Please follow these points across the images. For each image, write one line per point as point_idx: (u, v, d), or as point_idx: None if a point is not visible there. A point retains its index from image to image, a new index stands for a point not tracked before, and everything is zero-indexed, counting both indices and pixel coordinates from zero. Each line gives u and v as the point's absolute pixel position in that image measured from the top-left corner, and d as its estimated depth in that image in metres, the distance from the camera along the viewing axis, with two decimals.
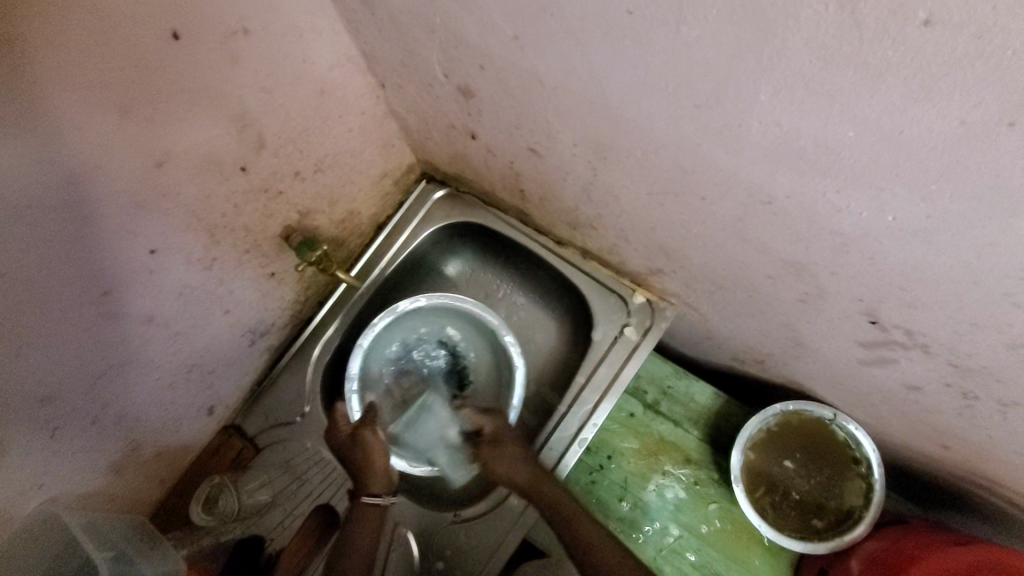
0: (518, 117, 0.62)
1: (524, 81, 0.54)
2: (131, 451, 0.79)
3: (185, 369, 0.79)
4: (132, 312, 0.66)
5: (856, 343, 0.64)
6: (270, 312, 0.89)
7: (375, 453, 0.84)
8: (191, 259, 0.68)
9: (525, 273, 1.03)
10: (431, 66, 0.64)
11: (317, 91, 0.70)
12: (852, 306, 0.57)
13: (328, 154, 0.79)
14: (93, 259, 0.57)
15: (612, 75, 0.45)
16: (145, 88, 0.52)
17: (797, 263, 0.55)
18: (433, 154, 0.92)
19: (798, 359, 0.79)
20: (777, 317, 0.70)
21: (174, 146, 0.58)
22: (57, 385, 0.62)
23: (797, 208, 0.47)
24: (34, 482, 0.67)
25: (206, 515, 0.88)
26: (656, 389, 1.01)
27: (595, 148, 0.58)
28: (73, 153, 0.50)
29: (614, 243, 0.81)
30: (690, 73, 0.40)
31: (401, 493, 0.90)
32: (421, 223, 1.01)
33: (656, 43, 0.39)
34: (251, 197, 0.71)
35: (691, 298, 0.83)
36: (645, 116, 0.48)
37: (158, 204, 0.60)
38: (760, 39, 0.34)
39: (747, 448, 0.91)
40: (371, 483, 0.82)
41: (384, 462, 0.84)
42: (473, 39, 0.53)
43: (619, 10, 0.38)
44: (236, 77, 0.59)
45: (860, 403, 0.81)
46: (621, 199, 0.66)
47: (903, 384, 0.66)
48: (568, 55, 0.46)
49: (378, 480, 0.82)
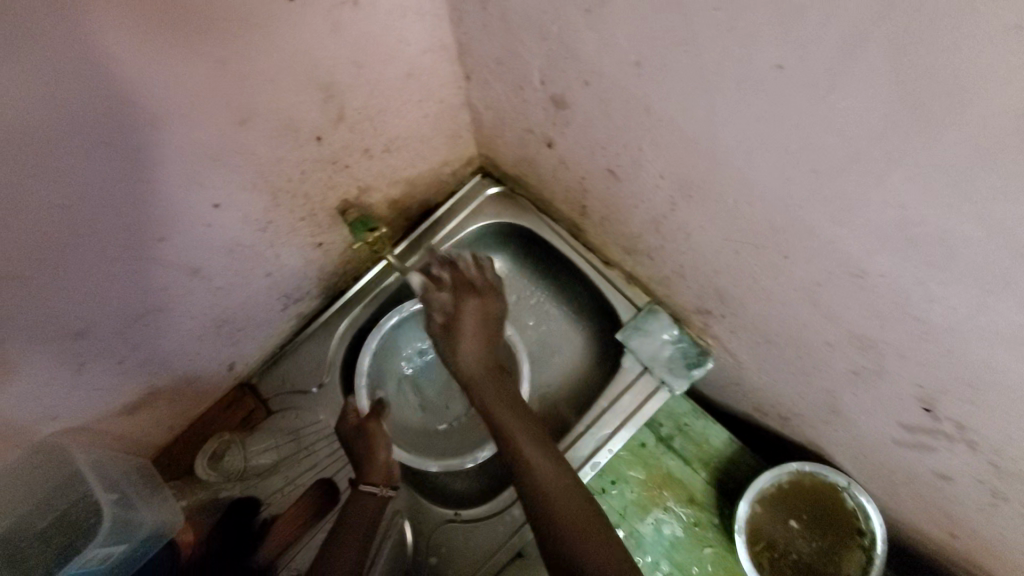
0: (608, 138, 0.61)
1: (629, 108, 0.54)
2: (148, 395, 0.78)
3: (217, 324, 0.78)
4: (182, 264, 0.64)
5: (899, 425, 0.62)
6: (309, 280, 0.89)
7: (378, 448, 0.83)
8: (249, 219, 0.67)
9: (562, 286, 1.02)
10: (529, 70, 0.63)
11: (407, 73, 0.69)
12: (908, 389, 0.56)
13: (400, 136, 0.78)
14: (157, 204, 0.56)
15: (733, 124, 0.44)
16: (248, 46, 0.50)
17: (864, 337, 0.54)
18: (499, 152, 0.92)
19: (828, 424, 0.78)
20: (821, 382, 0.69)
21: (262, 107, 0.57)
22: (95, 321, 0.61)
23: (889, 289, 0.45)
24: (50, 412, 0.65)
25: (209, 470, 0.88)
26: (673, 424, 1.02)
27: (682, 185, 0.58)
28: (161, 97, 0.48)
29: (668, 275, 0.81)
30: (822, 142, 0.39)
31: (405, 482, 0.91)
32: (469, 217, 1.00)
33: (796, 103, 0.38)
34: (321, 166, 0.70)
35: (730, 343, 0.82)
36: (752, 169, 0.46)
37: (233, 161, 0.59)
38: (914, 123, 0.32)
39: (754, 500, 0.91)
40: (373, 474, 0.82)
41: (388, 455, 0.83)
42: (587, 55, 0.52)
43: (767, 64, 0.37)
44: (336, 48, 0.58)
45: (878, 479, 0.80)
46: (693, 237, 0.65)
47: (933, 471, 0.64)
48: (690, 94, 0.45)
49: (380, 472, 0.81)
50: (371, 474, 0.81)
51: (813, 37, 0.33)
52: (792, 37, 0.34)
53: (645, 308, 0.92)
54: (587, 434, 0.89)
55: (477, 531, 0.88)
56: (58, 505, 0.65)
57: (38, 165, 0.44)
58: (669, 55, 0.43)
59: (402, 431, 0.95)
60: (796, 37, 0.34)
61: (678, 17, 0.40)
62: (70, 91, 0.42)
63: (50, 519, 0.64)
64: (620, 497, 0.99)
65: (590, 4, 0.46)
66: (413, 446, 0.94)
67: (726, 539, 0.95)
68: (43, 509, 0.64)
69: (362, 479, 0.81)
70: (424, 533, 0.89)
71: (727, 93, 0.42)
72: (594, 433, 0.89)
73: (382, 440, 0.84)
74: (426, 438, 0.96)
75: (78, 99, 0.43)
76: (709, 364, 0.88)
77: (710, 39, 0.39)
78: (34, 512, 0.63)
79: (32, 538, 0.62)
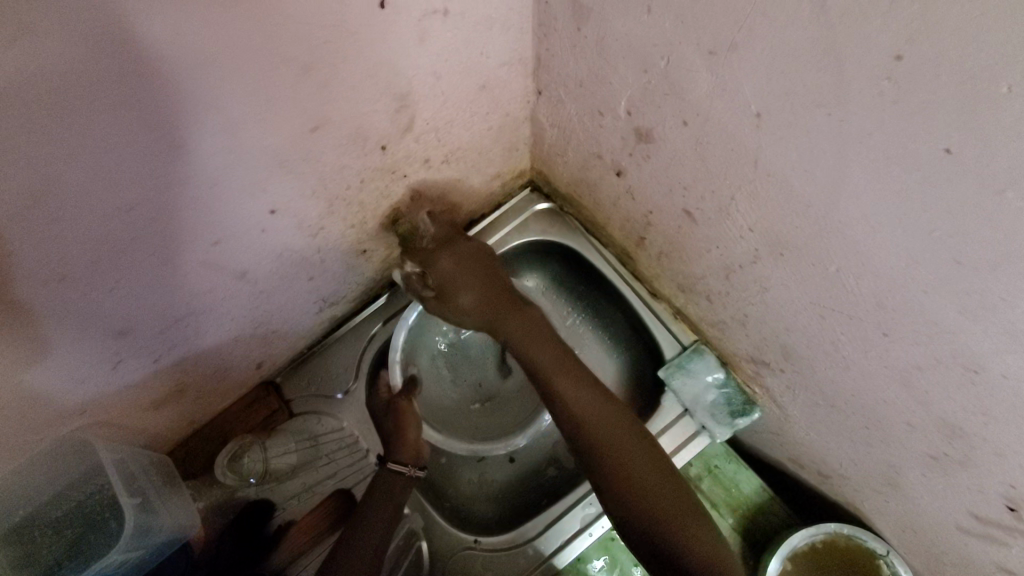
0: (696, 180, 0.57)
1: (730, 155, 0.50)
2: (177, 392, 0.75)
3: (253, 325, 0.75)
4: (231, 267, 0.62)
5: (970, 514, 0.58)
6: (347, 284, 0.85)
7: (407, 425, 0.86)
8: (303, 225, 0.65)
9: (603, 313, 0.98)
10: (616, 98, 0.59)
11: (480, 85, 0.65)
12: (993, 485, 0.52)
13: (461, 147, 0.74)
14: (214, 207, 0.53)
15: (858, 194, 0.41)
16: (331, 50, 0.48)
17: (955, 425, 0.50)
18: (556, 169, 0.88)
19: (878, 493, 0.74)
20: (883, 454, 0.65)
21: (332, 114, 0.54)
22: (135, 321, 0.58)
23: (1011, 390, 0.41)
24: (78, 408, 0.62)
25: (227, 471, 0.84)
26: (702, 465, 0.97)
27: (774, 241, 0.54)
28: (237, 97, 0.45)
29: (724, 321, 0.77)
30: (977, 234, 0.35)
31: (420, 493, 0.89)
32: (514, 231, 0.95)
33: (962, 194, 0.34)
34: (379, 174, 0.67)
35: (781, 396, 0.78)
36: (873, 242, 0.43)
37: (296, 165, 0.56)
38: None
39: (785, 558, 0.87)
40: (402, 451, 0.84)
41: (417, 435, 0.86)
42: (697, 95, 0.48)
43: (934, 145, 0.33)
44: (416, 56, 0.55)
45: (926, 555, 0.75)
46: (770, 293, 0.61)
47: (998, 564, 0.60)
48: (817, 156, 0.41)
49: (407, 451, 0.84)
50: (400, 454, 0.84)
51: (999, 127, 0.30)
52: (972, 121, 0.31)
53: (690, 347, 0.88)
54: None
55: (499, 561, 0.84)
56: (75, 496, 0.64)
57: (96, 163, 0.41)
58: (800, 113, 0.40)
59: (432, 409, 0.93)
60: (978, 121, 0.30)
61: (828, 76, 0.36)
62: (133, 88, 0.39)
63: (65, 509, 0.63)
64: None
65: (716, 45, 0.43)
66: (448, 425, 0.92)
67: None
68: (62, 499, 0.63)
69: (390, 456, 0.83)
70: (441, 558, 0.85)
71: (867, 161, 0.38)
72: None
73: (412, 417, 0.86)
74: (459, 416, 0.95)
75: (140, 93, 0.40)
76: (754, 415, 0.84)
77: (864, 106, 0.35)
78: (54, 501, 0.63)
79: (47, 528, 0.62)
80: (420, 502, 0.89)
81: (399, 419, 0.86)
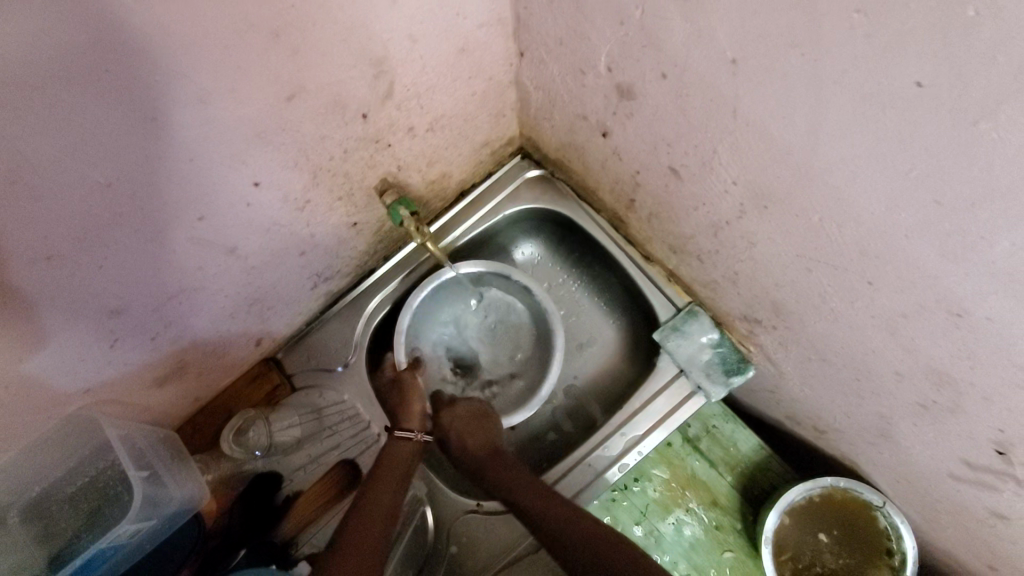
0: (679, 135, 0.57)
1: (710, 106, 0.49)
2: (178, 369, 0.75)
3: (248, 301, 0.76)
4: (219, 243, 0.63)
5: (961, 460, 0.59)
6: (340, 258, 0.86)
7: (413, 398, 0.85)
8: (289, 198, 0.65)
9: (600, 279, 0.98)
10: (596, 54, 0.58)
11: (459, 47, 0.64)
12: (982, 430, 0.52)
13: (445, 114, 0.74)
14: (195, 181, 0.53)
15: (836, 136, 0.40)
16: (301, 14, 0.47)
17: (942, 371, 0.50)
18: (543, 134, 0.87)
19: (872, 445, 0.75)
20: (875, 406, 0.65)
21: (309, 82, 0.53)
22: (130, 298, 0.59)
23: (994, 331, 0.41)
24: (81, 386, 0.63)
25: (234, 445, 0.85)
26: (701, 425, 0.98)
27: (757, 194, 0.53)
28: (208, 67, 0.45)
29: (716, 280, 0.76)
30: (954, 171, 0.34)
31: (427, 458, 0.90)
32: (506, 200, 0.94)
33: (939, 130, 0.33)
34: (362, 144, 0.67)
35: (774, 354, 0.78)
36: (854, 189, 0.42)
37: (275, 137, 0.57)
38: None
39: (784, 512, 0.88)
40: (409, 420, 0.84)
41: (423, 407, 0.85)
42: (673, 47, 0.47)
43: (906, 80, 0.33)
44: (388, 17, 0.54)
45: (920, 504, 0.76)
46: (758, 248, 0.60)
47: (989, 509, 0.61)
48: (795, 101, 0.41)
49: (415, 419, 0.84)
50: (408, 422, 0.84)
51: (973, 52, 0.29)
52: (944, 55, 0.30)
53: (685, 309, 0.88)
54: (616, 433, 0.87)
55: (500, 524, 0.86)
56: (87, 472, 0.67)
57: (73, 139, 0.42)
58: (775, 56, 0.39)
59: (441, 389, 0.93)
60: (950, 49, 0.30)
61: (800, 16, 0.36)
62: (99, 61, 0.39)
63: (80, 485, 0.66)
64: (640, 495, 0.95)
65: None
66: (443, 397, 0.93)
67: (748, 546, 0.92)
68: (75, 475, 0.66)
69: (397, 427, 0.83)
70: (444, 523, 0.88)
71: (844, 102, 0.37)
72: (624, 434, 0.87)
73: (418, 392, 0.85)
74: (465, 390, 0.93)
75: (109, 65, 0.39)
76: (749, 373, 0.85)
77: (837, 44, 0.35)
78: (65, 478, 0.66)
79: (63, 504, 0.65)
80: (419, 469, 0.90)
81: (405, 395, 0.85)
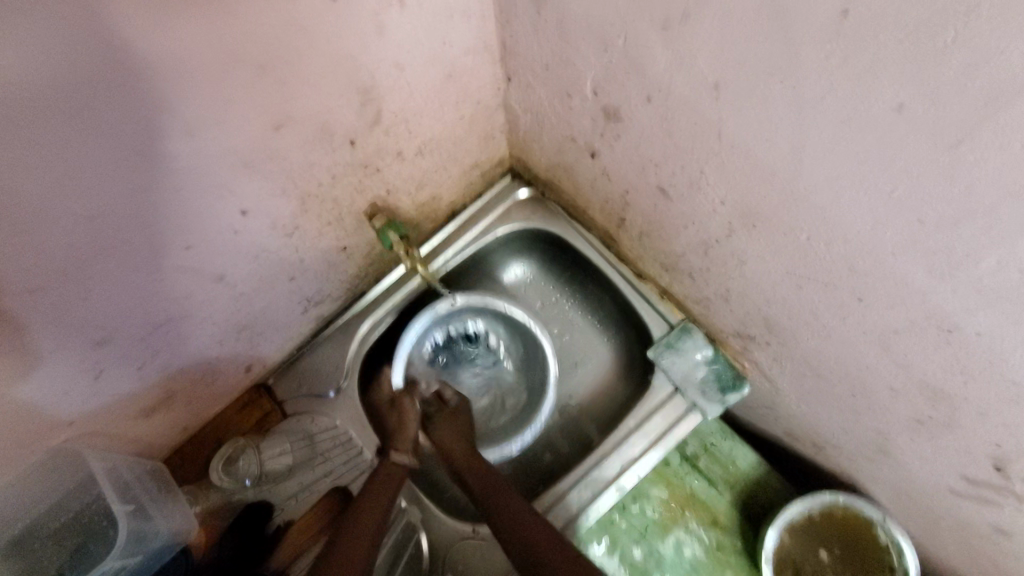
0: (666, 157, 0.57)
1: (694, 128, 0.50)
2: (166, 399, 0.74)
3: (238, 329, 0.75)
4: (207, 271, 0.62)
5: (958, 475, 0.58)
6: (330, 283, 0.85)
7: (409, 424, 0.83)
8: (277, 224, 0.65)
9: (592, 297, 0.97)
10: (581, 79, 0.59)
11: (446, 73, 0.65)
12: (980, 445, 0.51)
13: (434, 139, 0.74)
14: (182, 211, 0.53)
15: (819, 157, 0.40)
16: (287, 46, 0.47)
17: (936, 387, 0.50)
18: (532, 155, 0.87)
19: (870, 461, 0.74)
20: (871, 421, 0.65)
21: (296, 111, 0.54)
22: (116, 328, 0.58)
23: (984, 347, 0.41)
24: (65, 420, 0.62)
25: (223, 474, 0.83)
26: (698, 443, 0.97)
27: (745, 213, 0.53)
28: (195, 101, 0.46)
29: (708, 298, 0.76)
30: (936, 191, 0.35)
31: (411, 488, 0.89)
32: (497, 221, 0.95)
33: (920, 153, 0.34)
34: (351, 170, 0.67)
35: (769, 369, 0.77)
36: (840, 208, 0.42)
37: (263, 166, 0.56)
38: None
39: (783, 530, 0.87)
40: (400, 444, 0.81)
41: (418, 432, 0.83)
42: (656, 71, 0.48)
43: (885, 104, 0.33)
44: (375, 47, 0.54)
45: (922, 520, 0.75)
46: (748, 266, 0.61)
47: (991, 525, 0.60)
48: (776, 125, 0.41)
49: (407, 443, 0.82)
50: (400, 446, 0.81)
51: (949, 78, 0.29)
52: (922, 80, 0.31)
53: (678, 326, 0.88)
54: (614, 453, 0.86)
55: (498, 548, 0.84)
56: (72, 506, 0.65)
57: (55, 176, 0.41)
58: (756, 80, 0.40)
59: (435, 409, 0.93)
60: (928, 75, 0.30)
61: (779, 41, 0.36)
62: (84, 97, 0.39)
63: (64, 519, 0.65)
64: (640, 516, 0.92)
65: (668, 17, 0.42)
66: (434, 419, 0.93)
67: (749, 565, 0.91)
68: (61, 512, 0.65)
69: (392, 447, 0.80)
70: (440, 549, 0.86)
71: (825, 125, 0.38)
72: (621, 454, 0.86)
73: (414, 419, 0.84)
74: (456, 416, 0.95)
75: (93, 101, 0.39)
76: (745, 390, 0.84)
77: (817, 67, 0.35)
78: (49, 512, 0.64)
79: (46, 538, 0.63)
80: (416, 496, 0.89)
81: (402, 416, 0.84)
